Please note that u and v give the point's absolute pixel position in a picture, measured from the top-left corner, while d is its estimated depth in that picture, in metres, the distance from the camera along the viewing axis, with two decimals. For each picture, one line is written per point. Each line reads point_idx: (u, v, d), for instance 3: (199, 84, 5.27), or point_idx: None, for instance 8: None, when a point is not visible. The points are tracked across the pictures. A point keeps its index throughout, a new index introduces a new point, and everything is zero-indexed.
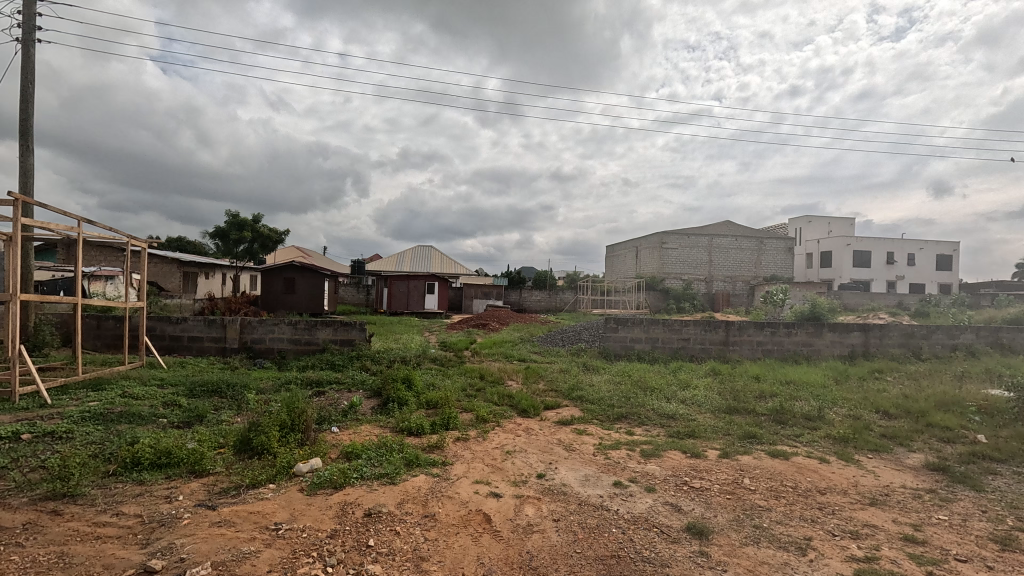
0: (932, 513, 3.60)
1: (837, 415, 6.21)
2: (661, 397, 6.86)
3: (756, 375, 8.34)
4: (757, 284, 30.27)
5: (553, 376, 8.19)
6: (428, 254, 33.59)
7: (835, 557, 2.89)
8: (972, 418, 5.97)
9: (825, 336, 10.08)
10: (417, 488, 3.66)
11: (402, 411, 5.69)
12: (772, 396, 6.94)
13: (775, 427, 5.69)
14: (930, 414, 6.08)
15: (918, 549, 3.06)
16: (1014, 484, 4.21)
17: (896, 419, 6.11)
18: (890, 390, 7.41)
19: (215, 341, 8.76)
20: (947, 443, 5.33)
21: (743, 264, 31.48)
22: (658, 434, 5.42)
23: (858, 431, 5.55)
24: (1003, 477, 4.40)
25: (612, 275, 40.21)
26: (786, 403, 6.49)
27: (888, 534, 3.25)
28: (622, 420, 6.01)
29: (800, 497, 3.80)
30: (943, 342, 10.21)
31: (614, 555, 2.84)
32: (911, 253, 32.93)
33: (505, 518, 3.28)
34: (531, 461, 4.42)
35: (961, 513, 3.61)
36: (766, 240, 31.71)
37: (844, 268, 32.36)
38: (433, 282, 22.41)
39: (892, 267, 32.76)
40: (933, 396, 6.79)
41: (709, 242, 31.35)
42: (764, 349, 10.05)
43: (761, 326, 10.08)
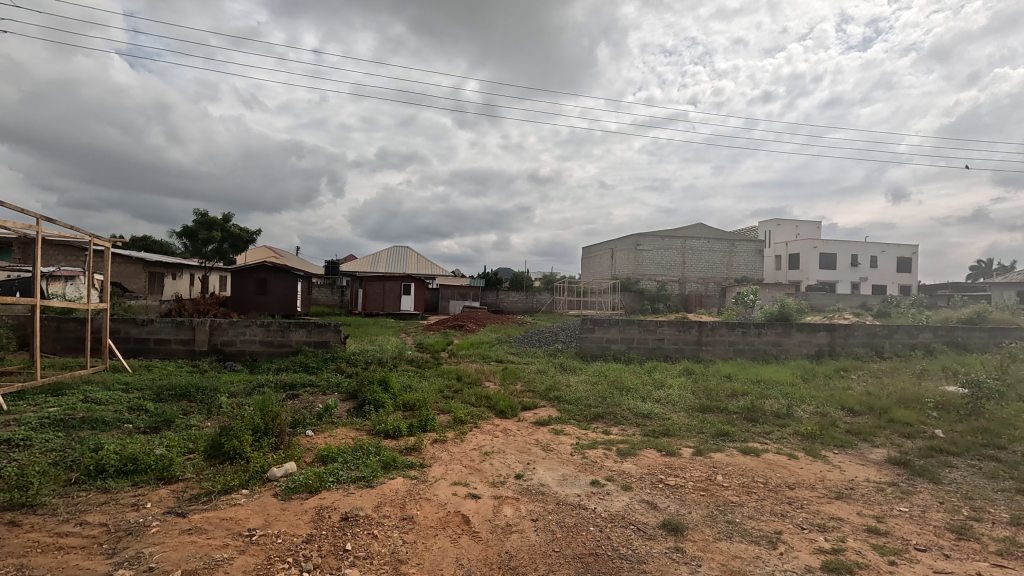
0: (894, 505, 3.75)
1: (805, 412, 6.40)
2: (636, 397, 6.95)
3: (728, 374, 8.54)
4: (729, 285, 31.04)
5: (531, 377, 8.23)
6: (404, 254, 33.31)
7: (804, 549, 2.98)
8: (930, 414, 6.24)
9: (793, 336, 10.39)
10: (395, 490, 3.64)
11: (379, 414, 5.62)
12: (743, 395, 7.12)
13: (747, 425, 5.84)
14: (891, 410, 6.32)
15: (881, 540, 3.18)
16: (970, 476, 4.41)
17: (860, 415, 6.34)
18: (855, 387, 7.68)
19: (184, 343, 8.51)
20: (907, 438, 5.56)
21: (716, 265, 32.22)
22: (634, 434, 5.50)
23: (824, 427, 5.74)
24: (959, 469, 4.61)
25: (589, 276, 40.60)
26: (756, 401, 6.66)
27: (853, 526, 3.38)
28: (599, 420, 6.07)
29: (771, 492, 3.91)
30: (903, 341, 10.65)
31: (592, 553, 2.87)
32: (873, 255, 34.23)
33: (483, 519, 3.29)
34: (508, 462, 4.44)
35: (921, 505, 3.77)
36: (738, 242, 32.52)
37: (811, 270, 33.43)
38: (409, 283, 22.22)
39: (857, 269, 33.92)
40: (895, 393, 7.06)
41: (683, 244, 31.90)
42: (736, 348, 10.30)
43: (733, 326, 10.33)
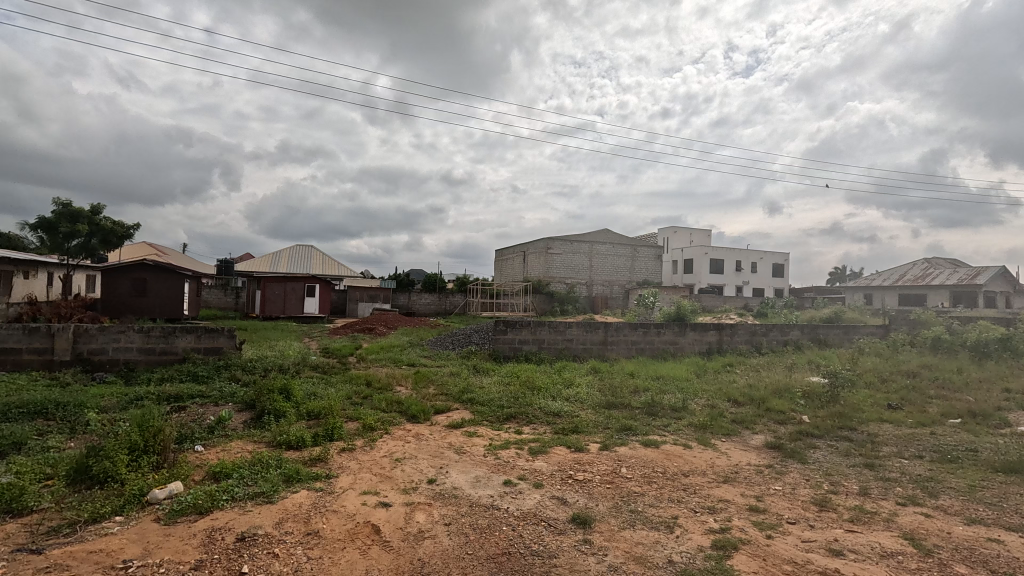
0: (770, 485, 4.21)
1: (697, 405, 6.98)
2: (547, 396, 7.15)
3: (631, 371, 9.07)
4: (632, 288, 33.00)
5: (443, 380, 8.15)
6: (308, 253, 31.49)
7: (697, 531, 3.25)
8: (799, 402, 7.09)
9: (688, 335, 11.28)
10: (298, 505, 3.42)
11: (280, 424, 5.26)
12: (644, 391, 7.61)
13: (647, 419, 6.24)
14: (768, 400, 7.09)
15: (760, 516, 3.56)
16: (830, 455, 5.07)
17: (743, 405, 7.04)
18: (738, 380, 8.52)
19: (39, 353, 7.37)
20: (781, 424, 6.27)
21: (620, 269, 34.09)
22: (545, 432, 5.65)
23: (714, 418, 6.30)
24: (821, 449, 5.28)
25: (501, 278, 41.10)
26: (655, 396, 7.15)
27: (737, 506, 3.74)
28: (511, 421, 6.17)
29: (668, 480, 4.22)
30: (777, 338, 12.00)
31: (505, 552, 2.91)
32: (754, 262, 38.16)
33: (394, 527, 3.19)
34: (420, 467, 4.36)
35: (791, 483, 4.27)
36: (639, 248, 34.68)
37: (702, 274, 36.51)
38: (314, 285, 21.05)
39: (740, 274, 37.60)
40: (771, 384, 7.94)
41: (590, 248, 33.36)
42: (638, 347, 10.97)
43: (635, 326, 10.99)
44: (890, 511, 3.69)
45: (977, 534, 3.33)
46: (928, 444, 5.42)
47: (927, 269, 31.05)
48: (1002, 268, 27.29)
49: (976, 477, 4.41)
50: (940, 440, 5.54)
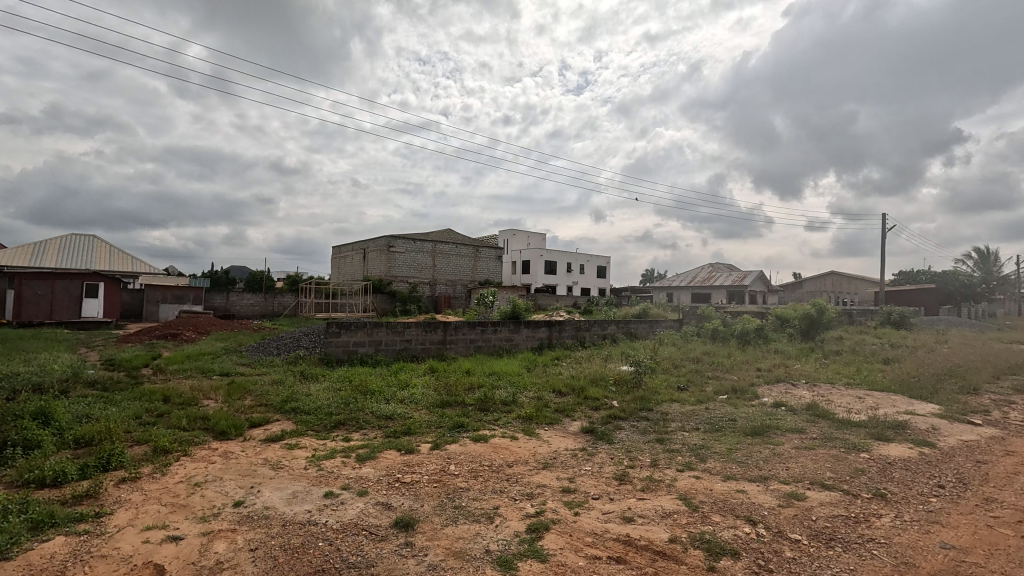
0: (582, 466, 4.68)
1: (526, 398, 7.45)
2: (380, 399, 6.95)
3: (467, 369, 9.29)
4: (474, 287, 33.88)
5: (264, 389, 7.38)
6: (90, 244, 25.88)
7: (514, 518, 3.46)
8: (611, 389, 8.02)
9: (522, 332, 11.97)
10: (49, 557, 2.77)
11: (31, 458, 4.21)
12: (478, 387, 7.85)
13: (480, 414, 6.46)
14: (586, 389, 7.89)
15: (571, 496, 3.94)
16: (631, 434, 5.84)
17: (566, 395, 7.72)
18: (563, 372, 9.32)
19: None
20: (595, 410, 7.02)
21: (462, 269, 34.74)
22: (375, 437, 5.48)
23: (539, 409, 6.79)
24: (625, 429, 6.05)
25: (339, 276, 38.81)
26: (488, 392, 7.44)
27: (552, 489, 4.08)
28: (340, 428, 5.85)
29: (493, 472, 4.42)
30: (597, 333, 13.43)
31: (318, 570, 2.74)
32: (582, 264, 42.10)
33: (184, 563, 2.79)
34: (226, 490, 3.88)
35: (599, 462, 4.81)
36: (481, 248, 35.77)
37: (538, 274, 39.11)
38: (97, 283, 17.38)
39: (570, 274, 41.15)
40: (590, 374, 8.84)
41: (433, 248, 33.37)
42: (476, 345, 11.29)
43: (473, 325, 11.28)
44: (671, 477, 4.38)
45: (730, 488, 4.14)
46: (703, 417, 6.58)
47: (710, 273, 37.67)
48: (759, 271, 34.40)
49: (732, 441, 5.49)
50: (711, 413, 6.77)
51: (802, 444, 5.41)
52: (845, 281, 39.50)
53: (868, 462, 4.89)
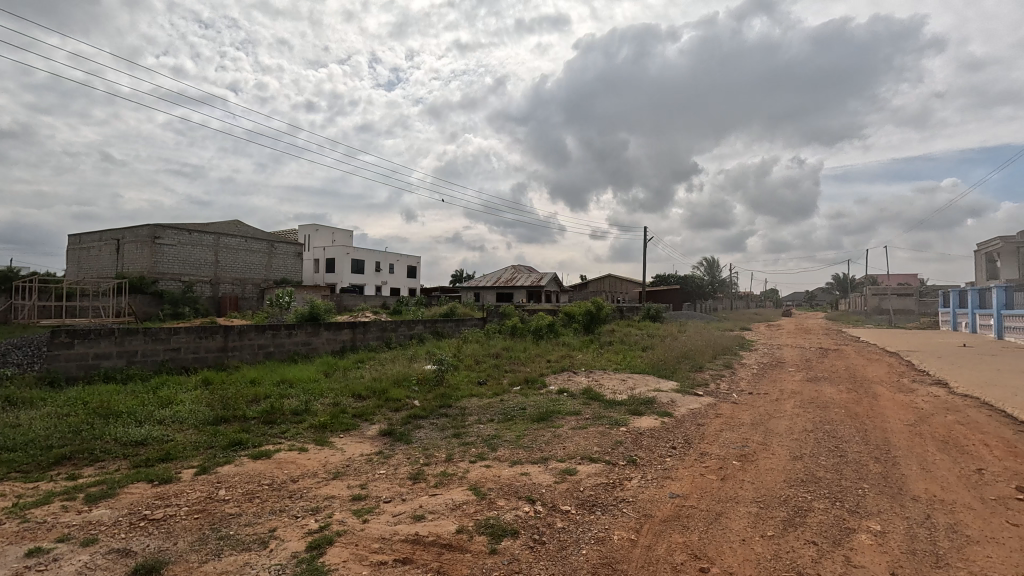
0: (375, 470, 4.54)
1: (321, 405, 6.92)
2: (130, 422, 5.69)
3: (253, 378, 8.24)
4: (268, 287, 30.44)
5: None
6: None
7: (293, 538, 3.16)
8: (413, 388, 8.00)
9: (321, 334, 11.14)
10: None
11: None
12: (264, 398, 7.03)
13: (264, 428, 5.77)
14: (388, 390, 7.71)
15: (360, 504, 3.77)
16: (430, 432, 5.89)
17: (365, 399, 7.43)
18: (365, 375, 8.96)
19: None
20: (396, 411, 6.91)
21: (254, 266, 30.92)
22: (118, 469, 4.46)
23: (335, 415, 6.38)
24: (424, 428, 6.09)
25: (79, 272, 30.88)
26: (276, 402, 6.71)
27: (341, 499, 3.86)
28: (63, 464, 4.60)
29: (273, 491, 3.98)
30: (404, 332, 13.32)
31: None
32: (391, 263, 41.28)
33: None
34: None
35: (394, 464, 4.72)
36: (277, 244, 32.34)
37: (344, 273, 37.06)
38: None
39: (379, 274, 39.98)
40: (392, 375, 8.68)
41: (216, 241, 28.96)
42: (265, 351, 10.09)
43: (262, 329, 10.07)
44: (464, 470, 4.54)
45: (515, 472, 4.47)
46: (498, 408, 7.02)
47: (513, 274, 40.61)
48: (553, 273, 38.39)
49: (521, 428, 5.97)
50: (505, 404, 7.26)
51: (578, 424, 6.16)
52: (618, 283, 46.65)
53: (625, 434, 5.80)
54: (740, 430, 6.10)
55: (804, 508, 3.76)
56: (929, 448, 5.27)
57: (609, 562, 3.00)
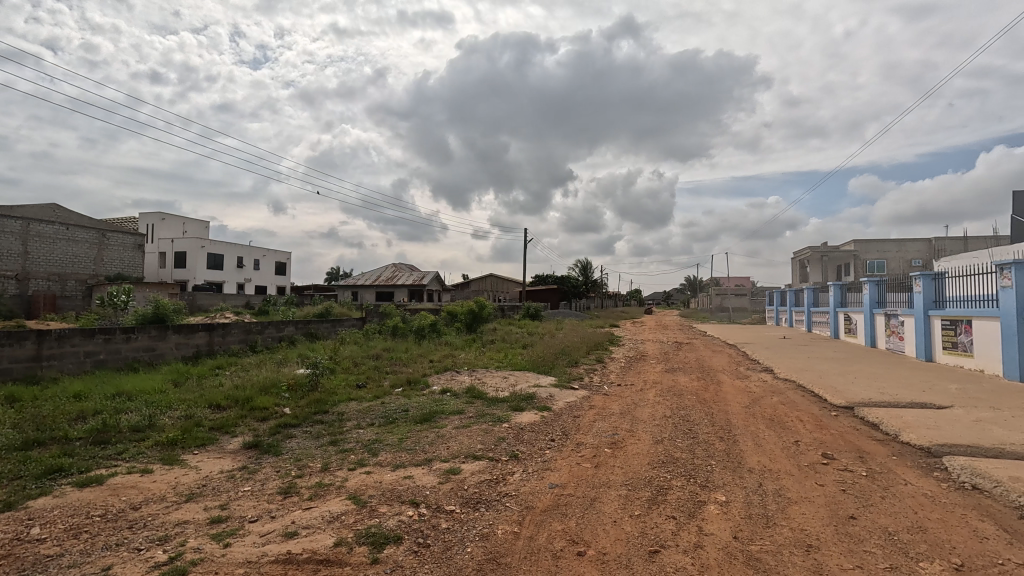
0: (239, 488, 4.10)
1: (169, 419, 6.06)
2: None
3: (77, 392, 6.93)
4: (98, 284, 25.93)
5: None
6: None
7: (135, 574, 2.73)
8: (283, 395, 7.37)
9: (169, 338, 9.77)
10: None
11: None
12: (94, 415, 5.95)
13: (93, 450, 4.88)
14: (253, 399, 7.01)
15: (221, 526, 3.38)
16: (303, 441, 5.48)
17: (226, 409, 6.67)
18: (225, 383, 8.04)
19: None
20: (263, 421, 6.31)
21: (78, 259, 26.13)
22: None
23: (188, 430, 5.63)
24: (297, 437, 5.64)
25: None
26: (110, 419, 5.72)
27: (197, 524, 3.42)
28: None
29: (107, 523, 3.39)
30: (271, 335, 12.25)
31: None
32: (256, 259, 37.66)
33: None
34: None
35: (261, 479, 4.31)
36: (109, 234, 27.71)
37: (198, 269, 32.96)
38: None
39: (242, 271, 36.23)
40: (258, 381, 7.90)
41: (23, 228, 23.96)
42: (95, 359, 8.54)
43: (91, 333, 8.52)
44: (342, 478, 4.29)
45: (397, 476, 4.34)
46: (379, 411, 6.77)
47: (393, 272, 39.46)
48: (435, 272, 38.07)
49: (404, 430, 5.82)
50: (387, 407, 7.02)
51: (461, 423, 6.17)
52: (499, 282, 47.72)
53: (507, 430, 5.94)
54: (611, 420, 6.60)
55: (665, 487, 4.17)
56: (760, 425, 6.18)
57: (494, 557, 3.05)
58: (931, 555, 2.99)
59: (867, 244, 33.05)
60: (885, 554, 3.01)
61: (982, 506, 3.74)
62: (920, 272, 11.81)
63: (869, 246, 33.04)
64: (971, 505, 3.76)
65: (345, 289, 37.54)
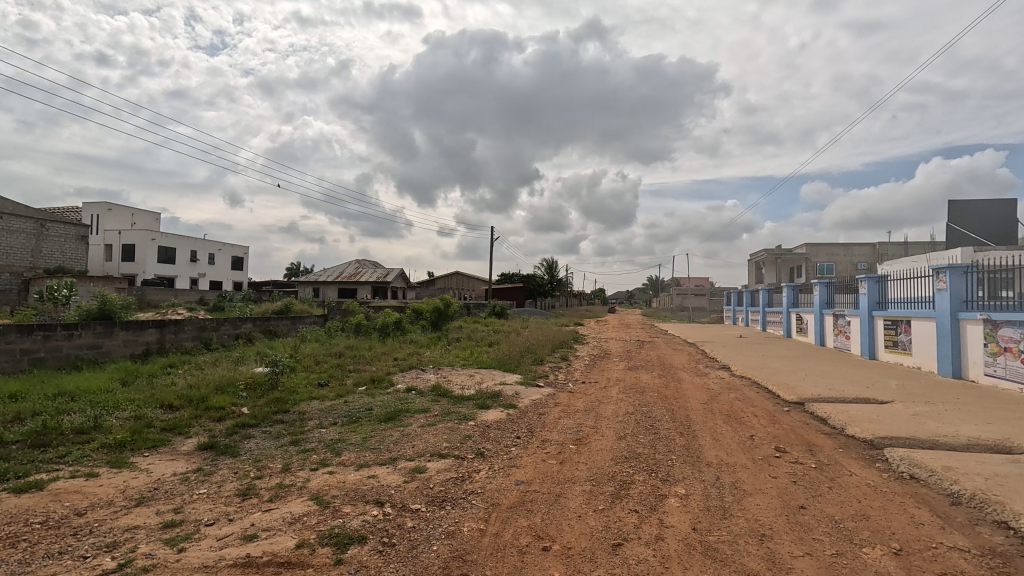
0: (193, 491, 3.94)
1: (117, 420, 5.76)
2: None
3: (13, 392, 6.49)
4: (35, 277, 24.31)
5: None
6: None
7: None
8: (240, 394, 7.13)
9: (116, 335, 9.28)
10: None
11: None
12: (33, 417, 5.59)
13: (32, 454, 4.59)
14: (208, 398, 6.75)
15: (174, 531, 3.25)
16: (262, 441, 5.32)
17: (179, 409, 6.40)
18: (178, 382, 7.70)
19: None
20: (219, 421, 6.08)
21: (12, 250, 24.45)
22: None
23: (137, 431, 5.36)
24: (255, 437, 5.47)
25: None
26: (51, 420, 5.39)
27: (148, 529, 3.27)
28: None
29: (49, 531, 3.21)
30: (228, 332, 11.82)
31: None
32: (211, 253, 36.19)
33: None
34: None
35: (217, 481, 4.16)
36: (48, 223, 26.06)
37: (147, 263, 31.39)
38: None
39: (195, 265, 34.74)
40: (214, 380, 7.61)
41: None
42: (34, 357, 8.02)
43: (29, 329, 7.99)
44: (304, 479, 4.19)
45: (361, 476, 4.28)
46: (342, 410, 6.64)
47: (357, 268, 38.69)
48: (400, 269, 37.57)
49: (367, 430, 5.73)
50: (350, 405, 6.89)
51: (426, 422, 6.12)
52: (465, 280, 47.55)
53: (473, 428, 5.94)
54: (575, 416, 6.70)
55: (628, 482, 4.28)
56: (717, 421, 6.41)
57: (460, 554, 3.05)
58: (874, 541, 3.18)
59: (817, 247, 34.70)
60: (831, 541, 3.19)
61: (919, 494, 4.01)
62: (866, 275, 12.48)
63: (819, 249, 34.70)
64: (909, 494, 4.01)
65: (306, 285, 36.56)
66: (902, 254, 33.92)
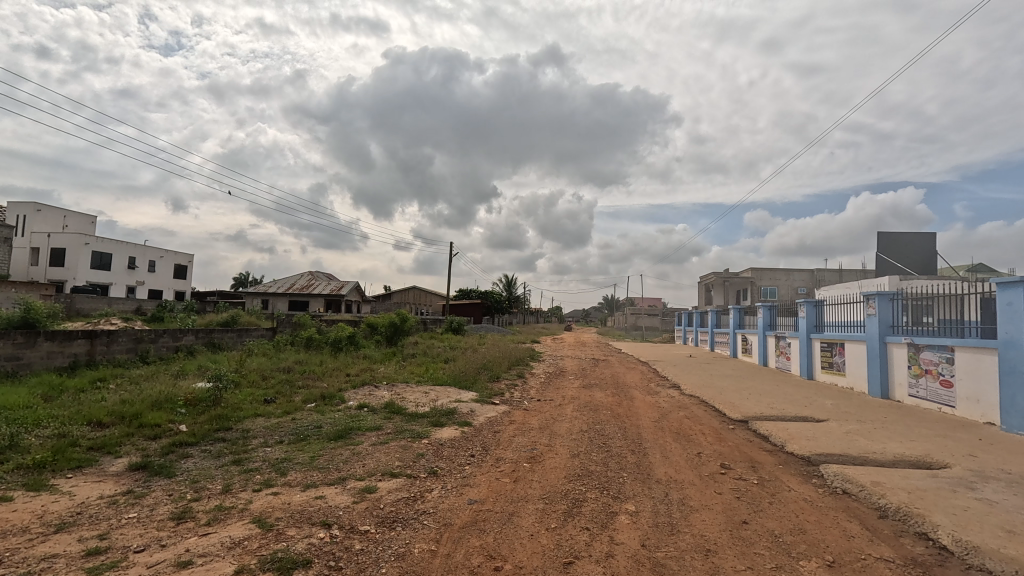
0: (122, 515, 3.67)
1: (37, 438, 5.30)
2: None
3: None
4: None
5: None
6: None
7: None
8: (178, 411, 6.73)
9: (39, 346, 8.58)
10: None
11: None
12: None
13: None
14: (142, 415, 6.33)
15: (99, 559, 3.02)
16: (201, 461, 5.04)
17: (108, 427, 5.97)
18: (108, 397, 7.19)
19: None
20: (153, 440, 5.72)
21: None
22: None
23: (60, 450, 4.96)
24: (193, 457, 5.17)
25: None
26: None
27: (68, 557, 3.03)
28: None
29: None
30: (167, 344, 11.18)
31: None
32: (151, 261, 34.40)
33: None
34: None
35: (150, 505, 3.89)
36: None
37: (80, 269, 29.35)
38: None
39: (134, 273, 32.80)
40: (149, 395, 7.15)
41: None
42: None
43: None
44: (246, 501, 4.00)
45: (308, 496, 4.12)
46: (289, 428, 6.39)
47: (310, 280, 37.57)
48: (356, 282, 36.89)
49: (316, 448, 5.54)
50: (298, 423, 6.62)
51: (378, 440, 5.97)
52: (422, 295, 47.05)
53: (427, 446, 5.85)
54: (529, 435, 6.70)
55: (580, 499, 4.32)
56: (667, 439, 6.58)
57: None
58: (810, 554, 3.35)
59: (762, 272, 36.55)
60: (772, 555, 3.32)
61: (851, 508, 4.25)
62: (806, 300, 13.26)
63: (764, 274, 36.56)
64: (842, 508, 4.25)
65: (255, 297, 35.08)
66: (839, 280, 36.19)
